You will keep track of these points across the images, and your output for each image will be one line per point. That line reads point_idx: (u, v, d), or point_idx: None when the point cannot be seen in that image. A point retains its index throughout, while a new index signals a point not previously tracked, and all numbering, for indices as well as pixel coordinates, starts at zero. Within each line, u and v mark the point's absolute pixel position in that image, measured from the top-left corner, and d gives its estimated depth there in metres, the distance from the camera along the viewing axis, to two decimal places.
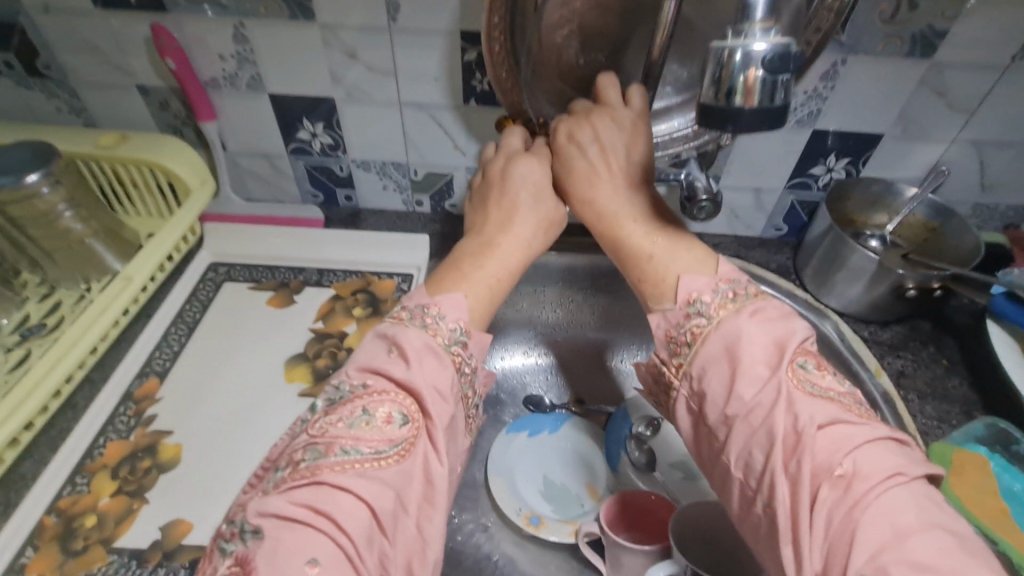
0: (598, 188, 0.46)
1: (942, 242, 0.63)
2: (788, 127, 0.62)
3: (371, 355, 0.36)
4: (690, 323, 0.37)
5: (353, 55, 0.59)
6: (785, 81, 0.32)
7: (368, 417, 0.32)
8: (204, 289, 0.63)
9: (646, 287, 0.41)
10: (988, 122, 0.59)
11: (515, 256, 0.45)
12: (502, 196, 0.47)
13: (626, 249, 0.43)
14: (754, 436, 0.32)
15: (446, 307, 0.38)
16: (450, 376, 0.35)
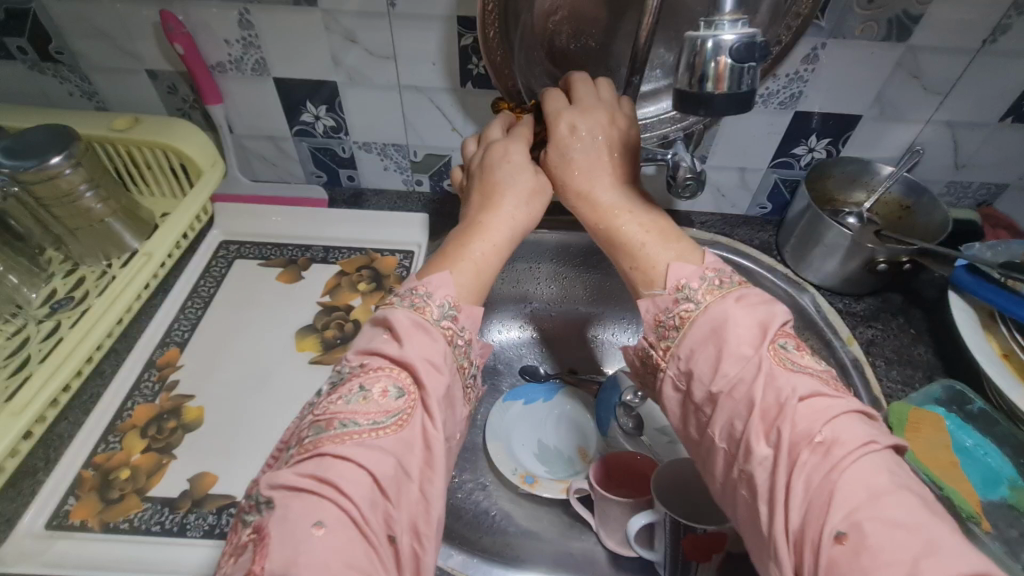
0: (595, 183, 0.49)
1: (915, 219, 0.66)
2: (771, 109, 0.64)
3: (369, 337, 0.39)
4: (681, 307, 0.40)
5: (353, 39, 0.62)
6: (752, 69, 0.35)
7: (365, 393, 0.35)
8: (217, 265, 0.66)
9: (639, 276, 0.45)
10: (961, 103, 0.62)
11: (502, 234, 0.48)
12: (494, 177, 0.50)
13: (620, 238, 0.47)
14: (737, 409, 0.35)
15: (432, 287, 0.42)
16: (440, 348, 0.38)
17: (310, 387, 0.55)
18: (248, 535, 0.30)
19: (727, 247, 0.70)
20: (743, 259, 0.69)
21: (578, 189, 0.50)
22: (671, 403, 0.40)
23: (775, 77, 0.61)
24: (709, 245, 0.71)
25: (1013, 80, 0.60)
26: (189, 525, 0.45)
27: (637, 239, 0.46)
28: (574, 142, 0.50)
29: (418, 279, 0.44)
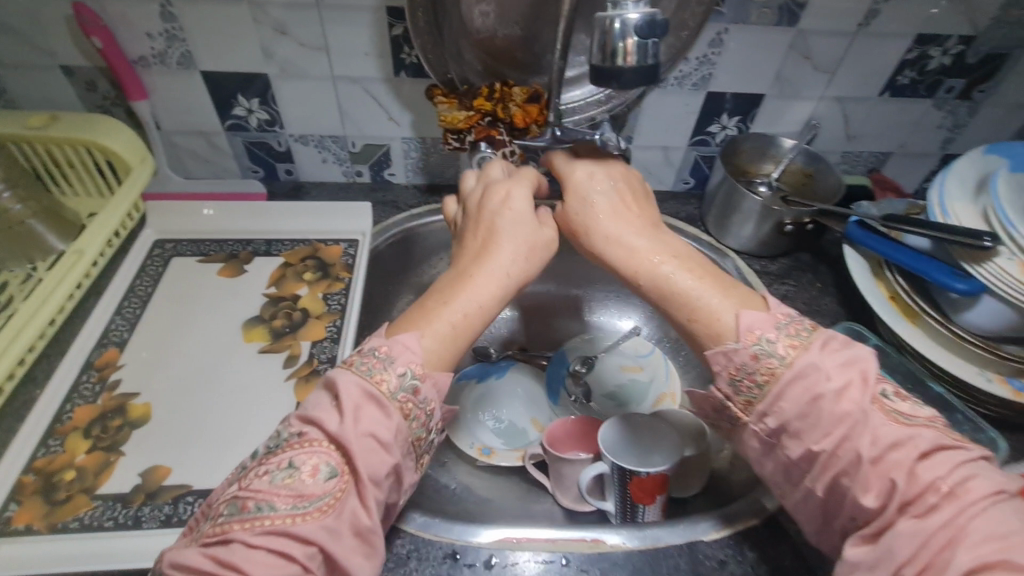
0: (625, 233, 0.51)
1: (817, 185, 0.73)
2: (686, 90, 0.70)
3: (316, 404, 0.40)
4: (774, 360, 0.41)
5: (283, 30, 0.62)
6: (655, 44, 0.39)
7: (293, 471, 0.36)
8: (153, 264, 0.65)
9: (699, 329, 0.45)
10: (847, 81, 0.70)
11: (489, 292, 0.48)
12: (495, 226, 0.52)
13: (662, 289, 0.47)
14: (845, 463, 0.37)
15: (395, 351, 0.42)
16: (391, 426, 0.39)
17: (260, 375, 0.56)
18: None
19: None
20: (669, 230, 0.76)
21: (608, 233, 0.51)
22: (763, 456, 0.42)
23: (687, 60, 0.67)
24: None
25: (887, 58, 0.68)
26: (144, 517, 0.45)
27: (682, 289, 0.47)
28: (583, 197, 0.53)
29: (385, 335, 0.45)
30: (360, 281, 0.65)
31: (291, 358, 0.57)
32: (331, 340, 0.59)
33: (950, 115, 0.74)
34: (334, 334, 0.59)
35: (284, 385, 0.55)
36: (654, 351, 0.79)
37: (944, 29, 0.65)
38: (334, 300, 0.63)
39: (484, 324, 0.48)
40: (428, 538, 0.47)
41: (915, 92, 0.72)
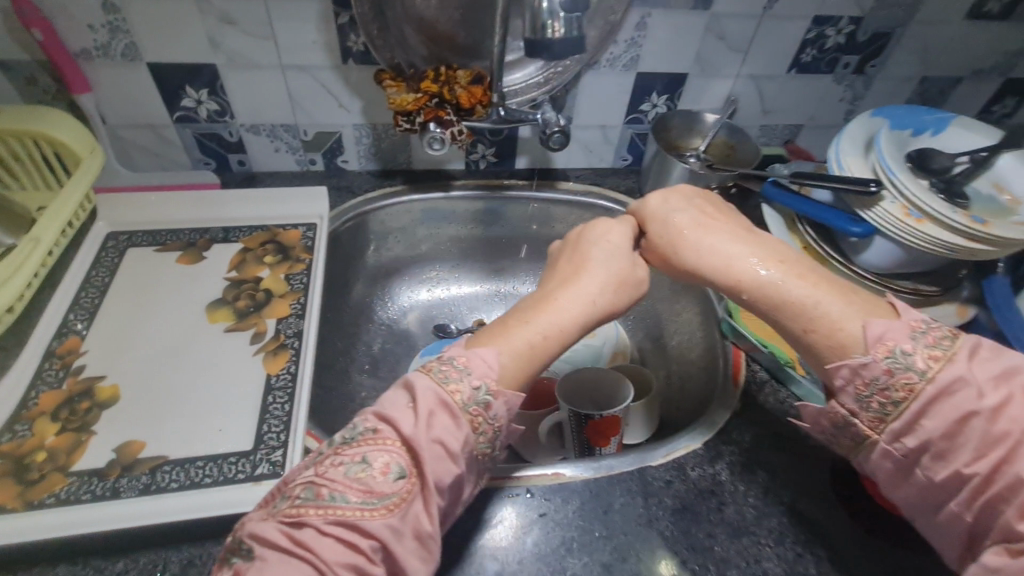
0: (719, 242, 0.50)
1: (739, 155, 0.81)
2: (618, 71, 0.76)
3: (392, 403, 0.42)
4: (901, 372, 0.41)
5: (228, 20, 0.64)
6: (579, 18, 0.44)
7: (366, 465, 0.38)
8: (108, 255, 0.65)
9: (817, 340, 0.44)
10: (759, 59, 0.78)
11: (571, 314, 0.48)
12: (588, 253, 0.52)
13: (769, 299, 0.47)
14: (1000, 489, 0.37)
15: (473, 363, 0.44)
16: (461, 437, 0.41)
17: (227, 352, 0.58)
18: None
19: (598, 196, 0.84)
20: (608, 202, 0.83)
21: (694, 245, 0.51)
22: (896, 479, 0.42)
23: (616, 43, 0.73)
24: (585, 194, 0.84)
25: (791, 38, 0.76)
26: (122, 488, 0.46)
27: (790, 297, 0.46)
28: (661, 217, 0.54)
29: (465, 348, 0.46)
30: (320, 262, 0.67)
31: (258, 334, 0.59)
32: (296, 316, 0.61)
33: (848, 88, 0.84)
34: (299, 310, 0.62)
35: (253, 360, 0.57)
36: None
37: (836, 11, 0.74)
38: (296, 280, 0.65)
39: (564, 344, 0.48)
40: None
41: (817, 69, 0.81)
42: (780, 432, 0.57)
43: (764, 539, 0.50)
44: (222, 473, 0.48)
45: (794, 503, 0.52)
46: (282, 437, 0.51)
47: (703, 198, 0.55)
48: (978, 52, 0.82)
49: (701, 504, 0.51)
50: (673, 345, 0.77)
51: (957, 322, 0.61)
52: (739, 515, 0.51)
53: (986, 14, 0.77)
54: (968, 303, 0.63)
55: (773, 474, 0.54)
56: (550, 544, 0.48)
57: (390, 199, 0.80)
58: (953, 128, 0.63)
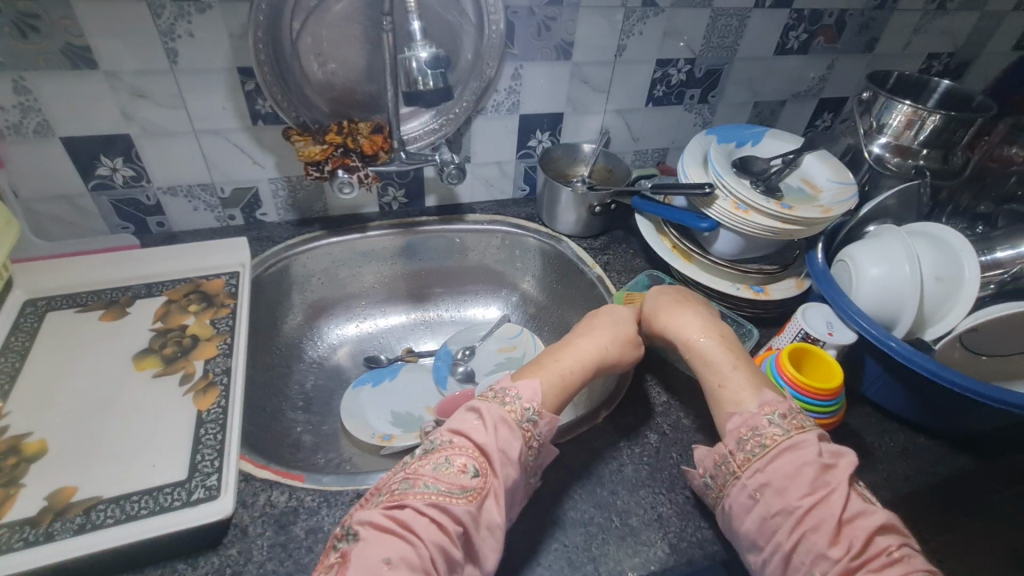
0: (683, 318, 0.63)
1: (616, 176, 0.95)
2: (504, 114, 0.88)
3: (462, 421, 0.51)
4: (770, 428, 0.50)
5: (140, 94, 0.70)
6: (442, 73, 0.60)
7: (449, 464, 0.46)
8: (27, 321, 0.67)
9: (727, 392, 0.55)
10: (620, 97, 0.93)
11: (591, 354, 0.60)
12: (601, 313, 0.66)
13: (701, 369, 0.58)
14: (817, 522, 0.44)
15: (522, 390, 0.54)
16: (519, 446, 0.49)
17: (157, 396, 0.61)
18: (337, 558, 0.41)
19: (504, 222, 0.93)
20: (515, 226, 0.93)
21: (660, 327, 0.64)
22: (744, 513, 0.47)
23: (497, 91, 0.85)
24: (490, 223, 0.93)
25: (642, 78, 0.92)
26: (56, 531, 0.48)
27: (717, 366, 0.57)
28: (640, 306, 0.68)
29: (513, 380, 0.56)
30: (244, 305, 0.72)
31: (186, 376, 0.63)
32: (224, 356, 0.65)
33: (698, 115, 1.00)
34: (226, 350, 0.66)
35: (183, 399, 0.60)
36: (521, 332, 0.92)
37: (673, 55, 0.91)
38: (222, 324, 0.69)
39: (584, 378, 0.59)
40: (334, 490, 0.54)
41: (669, 101, 0.97)
42: (668, 401, 0.66)
43: (658, 489, 0.58)
44: (158, 503, 0.51)
45: (681, 456, 0.61)
46: (216, 463, 0.54)
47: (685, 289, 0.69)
48: (792, 79, 1.01)
49: (604, 468, 0.59)
50: None
51: (797, 292, 0.75)
52: (636, 472, 0.59)
53: (790, 49, 0.96)
54: (804, 277, 0.77)
55: (663, 435, 0.63)
56: None
57: (309, 244, 0.86)
58: (767, 139, 0.79)
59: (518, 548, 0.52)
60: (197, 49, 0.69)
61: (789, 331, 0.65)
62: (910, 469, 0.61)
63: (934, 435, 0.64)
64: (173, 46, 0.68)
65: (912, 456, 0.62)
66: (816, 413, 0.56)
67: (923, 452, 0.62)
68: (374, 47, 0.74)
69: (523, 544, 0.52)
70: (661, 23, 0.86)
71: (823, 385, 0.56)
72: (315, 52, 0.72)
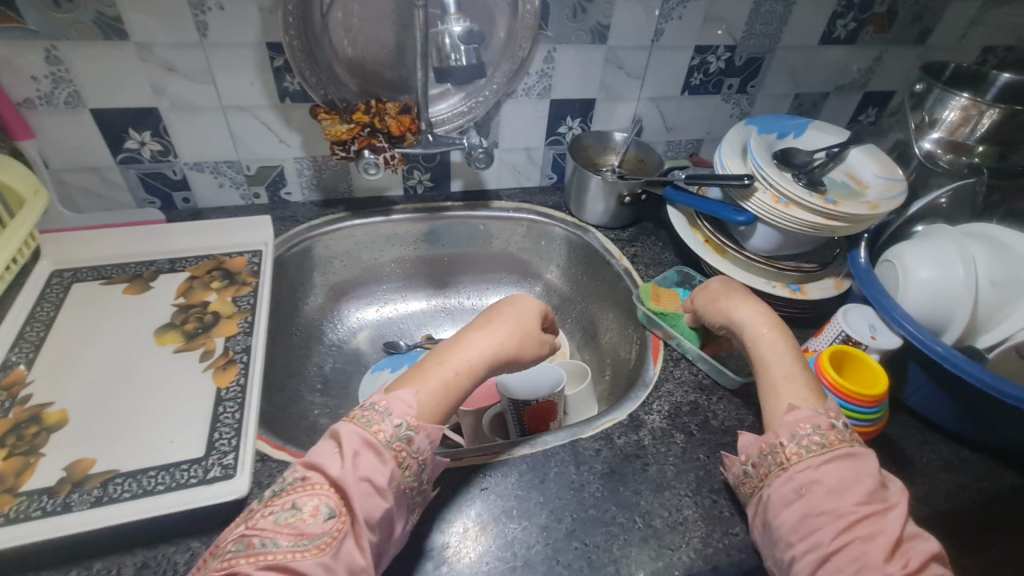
0: (754, 305, 0.59)
1: (648, 166, 0.92)
2: (534, 99, 0.86)
3: (320, 451, 0.45)
4: (830, 431, 0.47)
5: (169, 67, 0.69)
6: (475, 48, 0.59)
7: (295, 511, 0.40)
8: (52, 292, 0.67)
9: (788, 386, 0.52)
10: (655, 85, 0.90)
11: (479, 358, 0.53)
12: (489, 313, 0.59)
13: (766, 357, 0.55)
14: (871, 534, 0.41)
15: (392, 404, 0.48)
16: (387, 471, 0.44)
17: (177, 371, 0.60)
18: None
19: (531, 211, 0.91)
20: (541, 215, 0.91)
21: (716, 305, 0.62)
22: (784, 505, 0.45)
23: (529, 74, 0.83)
24: (515, 211, 0.91)
25: (679, 65, 0.88)
26: (73, 502, 0.48)
27: (789, 359, 0.54)
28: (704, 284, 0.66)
29: (385, 392, 0.50)
30: (266, 284, 0.71)
31: (206, 352, 0.62)
32: (244, 334, 0.65)
33: (735, 105, 0.97)
34: (247, 328, 0.65)
35: (202, 376, 0.60)
36: None
37: (713, 41, 0.87)
38: (243, 301, 0.69)
39: (473, 382, 0.53)
40: None
41: (706, 90, 0.93)
42: (696, 400, 0.64)
43: (684, 491, 0.55)
44: (175, 479, 0.50)
45: (709, 458, 0.58)
46: (233, 442, 0.54)
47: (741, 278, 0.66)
48: (837, 71, 0.97)
49: (628, 467, 0.57)
50: (606, 341, 0.84)
51: (836, 293, 0.71)
52: (662, 472, 0.57)
53: (836, 39, 0.92)
54: (844, 277, 0.73)
55: (690, 435, 0.60)
56: (492, 513, 0.52)
57: (333, 225, 0.85)
58: (811, 131, 0.76)
59: (536, 544, 0.50)
60: (228, 23, 0.68)
61: (828, 334, 0.62)
62: (953, 484, 0.57)
63: (980, 450, 0.60)
64: (203, 18, 0.67)
65: (955, 470, 0.58)
66: (857, 420, 0.53)
67: (968, 467, 0.59)
68: (405, 25, 0.72)
69: (541, 540, 0.51)
70: (702, 6, 0.82)
71: (867, 391, 0.52)
72: (344, 29, 0.70)
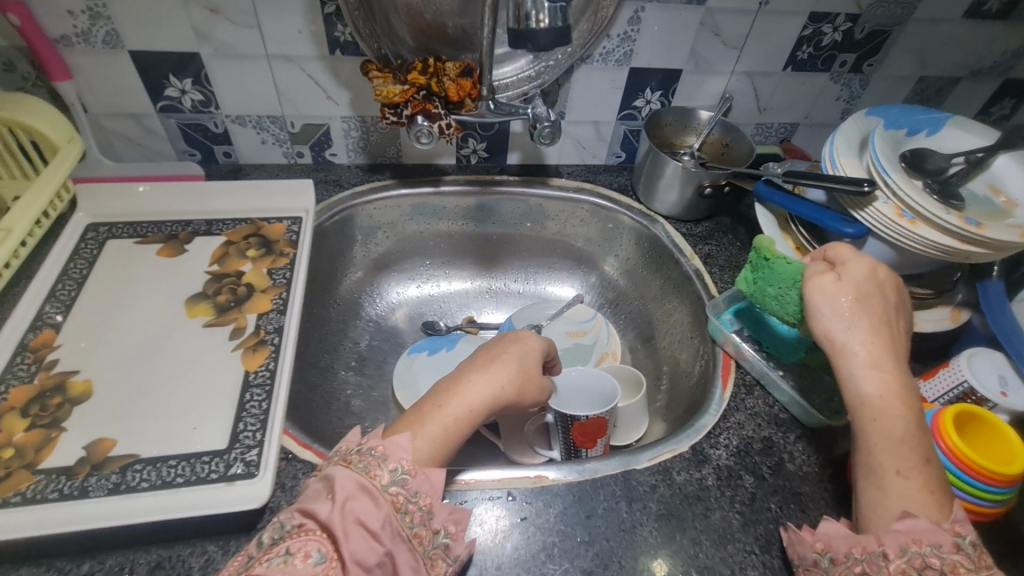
0: (868, 357, 0.46)
1: (734, 152, 0.80)
2: (611, 66, 0.75)
3: (313, 496, 0.40)
4: (954, 554, 0.39)
5: (213, 9, 0.63)
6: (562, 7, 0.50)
7: (287, 557, 0.36)
8: (87, 248, 0.64)
9: (899, 486, 0.42)
10: (754, 57, 0.77)
11: (480, 399, 0.48)
12: (494, 351, 0.53)
13: (874, 437, 0.44)
14: None
15: (390, 449, 0.42)
16: (382, 517, 0.38)
17: (203, 348, 0.56)
18: None
19: (592, 193, 0.82)
20: (603, 201, 0.81)
21: (828, 330, 0.48)
22: None
23: (609, 37, 0.72)
24: (577, 192, 0.82)
25: (786, 34, 0.75)
26: (91, 487, 0.45)
27: (905, 449, 0.43)
28: (831, 275, 0.49)
29: (382, 436, 0.44)
30: (303, 255, 0.66)
31: (237, 329, 0.58)
32: (277, 312, 0.60)
33: (845, 87, 0.83)
34: (280, 306, 0.61)
35: (231, 356, 0.56)
36: (595, 316, 0.82)
37: (832, 8, 0.73)
38: (278, 274, 0.64)
39: (475, 427, 0.48)
40: None
41: (813, 67, 0.79)
42: (770, 437, 0.56)
43: (750, 547, 0.48)
44: (194, 472, 0.47)
45: (782, 510, 0.50)
46: (258, 436, 0.50)
47: (871, 275, 0.49)
48: (976, 52, 0.80)
49: (687, 510, 0.50)
50: (665, 346, 0.76)
51: (952, 326, 0.60)
52: (727, 521, 0.50)
53: (985, 12, 0.76)
54: (962, 307, 0.61)
55: (762, 480, 0.53)
56: (530, 550, 0.47)
57: (377, 194, 0.78)
58: (948, 128, 0.62)
59: None
60: None
61: (943, 379, 0.53)
62: None
63: None
64: None
65: None
66: (968, 492, 0.45)
67: None
68: None
69: None
70: None
71: (998, 467, 0.43)
72: None
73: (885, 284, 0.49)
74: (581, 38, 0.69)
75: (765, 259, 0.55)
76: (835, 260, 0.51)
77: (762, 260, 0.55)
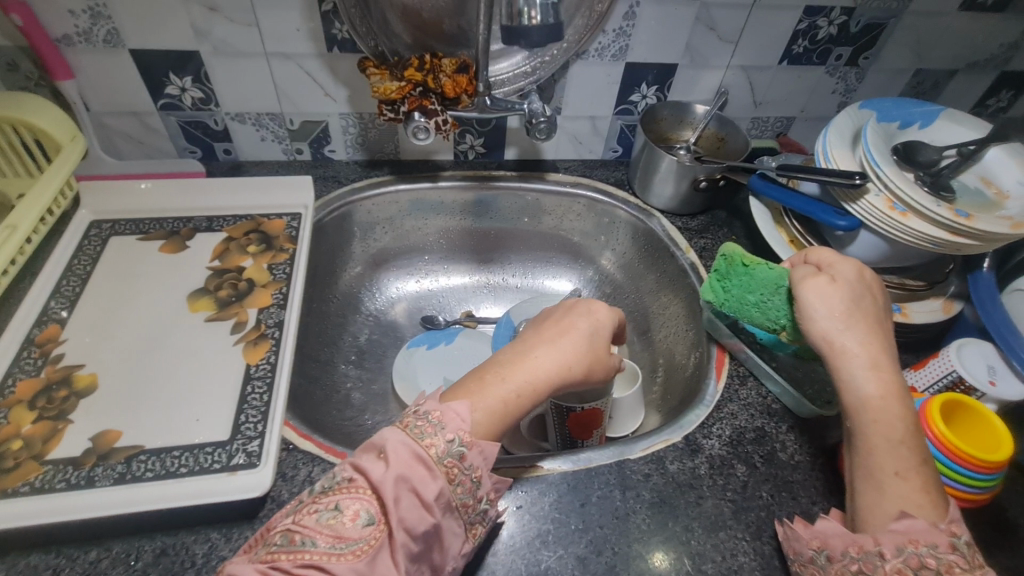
0: (865, 356, 0.47)
1: (728, 147, 0.81)
2: (606, 62, 0.75)
3: (368, 453, 0.41)
4: (950, 554, 0.39)
5: (213, 8, 0.63)
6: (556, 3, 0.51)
7: (337, 513, 0.37)
8: (91, 244, 0.66)
9: (895, 485, 0.43)
10: (749, 51, 0.77)
11: (545, 377, 0.49)
12: (563, 324, 0.53)
13: (873, 438, 0.45)
14: None
15: (447, 417, 0.43)
16: (435, 488, 0.39)
17: (205, 342, 0.57)
18: None
19: (590, 188, 0.83)
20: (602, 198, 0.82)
21: (825, 331, 0.49)
22: None
23: (604, 32, 0.72)
24: (573, 186, 0.83)
25: (781, 28, 0.75)
26: (98, 477, 0.46)
27: (903, 449, 0.43)
28: (824, 276, 0.51)
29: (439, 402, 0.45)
30: (303, 251, 0.67)
31: (238, 324, 0.59)
32: (278, 307, 0.61)
33: (841, 80, 0.83)
34: (281, 301, 0.62)
35: (234, 349, 0.57)
36: None
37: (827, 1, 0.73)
38: (279, 270, 0.65)
39: (535, 403, 0.49)
40: None
41: (808, 61, 0.80)
42: (763, 427, 0.57)
43: (741, 534, 0.49)
44: (197, 463, 0.48)
45: (774, 498, 0.51)
46: (260, 427, 0.51)
47: (858, 278, 0.51)
48: (972, 44, 0.80)
49: (679, 499, 0.51)
50: (661, 339, 0.77)
51: (944, 317, 0.61)
52: (719, 509, 0.50)
53: (980, 5, 0.76)
54: (954, 299, 0.62)
55: (754, 468, 0.53)
56: (526, 536, 0.48)
57: (375, 190, 0.79)
58: (941, 122, 0.63)
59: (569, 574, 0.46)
60: None
61: (933, 369, 0.54)
62: None
63: None
64: None
65: None
66: (953, 478, 0.46)
67: None
68: None
69: (576, 572, 0.46)
70: None
71: (987, 455, 0.44)
72: None
73: (873, 285, 0.52)
74: (577, 33, 0.70)
75: (742, 266, 0.56)
76: (820, 263, 0.53)
77: (738, 267, 0.56)
